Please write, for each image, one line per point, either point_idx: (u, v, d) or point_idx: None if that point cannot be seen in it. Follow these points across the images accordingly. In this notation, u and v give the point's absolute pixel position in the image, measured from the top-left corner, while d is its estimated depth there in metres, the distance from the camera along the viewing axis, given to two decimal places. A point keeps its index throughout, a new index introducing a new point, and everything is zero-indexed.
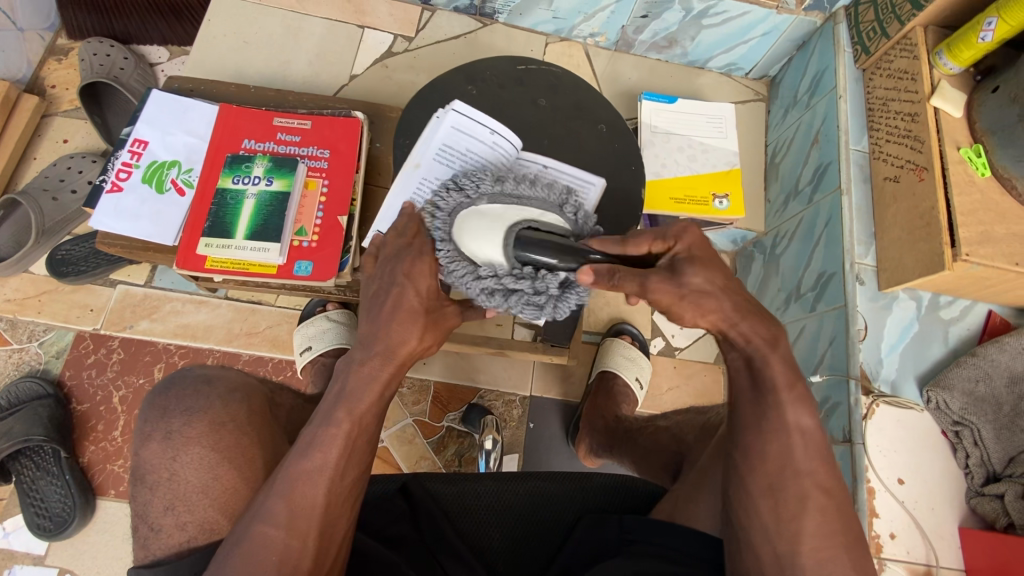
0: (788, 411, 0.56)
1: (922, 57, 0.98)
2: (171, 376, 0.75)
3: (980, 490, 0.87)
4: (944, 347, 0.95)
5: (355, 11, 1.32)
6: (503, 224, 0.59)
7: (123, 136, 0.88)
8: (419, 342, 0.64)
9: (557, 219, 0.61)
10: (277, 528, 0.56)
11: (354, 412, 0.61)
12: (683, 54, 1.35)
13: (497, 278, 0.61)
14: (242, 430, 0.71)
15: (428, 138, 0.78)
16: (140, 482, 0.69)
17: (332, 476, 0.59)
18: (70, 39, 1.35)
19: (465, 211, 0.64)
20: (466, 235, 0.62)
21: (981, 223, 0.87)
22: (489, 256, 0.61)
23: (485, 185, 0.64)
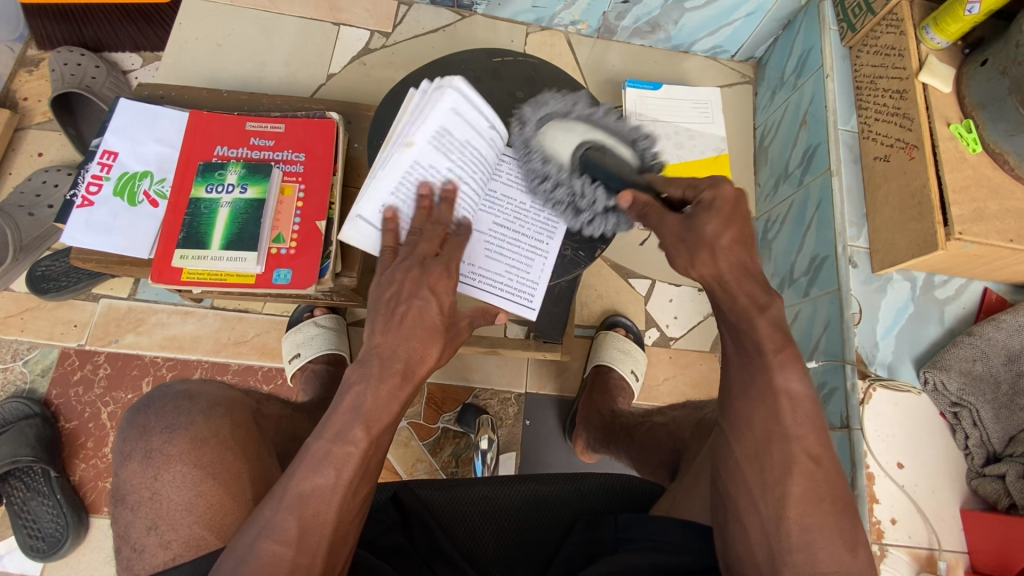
0: (776, 374, 0.54)
1: (909, 32, 0.95)
2: (153, 392, 0.74)
3: (980, 470, 0.85)
4: (940, 327, 0.93)
5: (329, 9, 1.29)
6: (582, 136, 0.72)
7: (92, 148, 0.85)
8: (436, 360, 0.63)
9: (625, 152, 0.71)
10: (284, 546, 0.52)
11: (373, 429, 0.57)
12: (667, 38, 1.32)
13: (551, 170, 0.72)
14: (225, 445, 0.69)
15: (426, 116, 0.70)
16: (122, 502, 0.67)
17: (345, 494, 0.56)
18: (41, 50, 1.32)
19: (555, 118, 0.74)
20: (546, 130, 0.74)
21: (974, 201, 0.85)
22: (556, 153, 0.72)
23: (583, 107, 0.75)
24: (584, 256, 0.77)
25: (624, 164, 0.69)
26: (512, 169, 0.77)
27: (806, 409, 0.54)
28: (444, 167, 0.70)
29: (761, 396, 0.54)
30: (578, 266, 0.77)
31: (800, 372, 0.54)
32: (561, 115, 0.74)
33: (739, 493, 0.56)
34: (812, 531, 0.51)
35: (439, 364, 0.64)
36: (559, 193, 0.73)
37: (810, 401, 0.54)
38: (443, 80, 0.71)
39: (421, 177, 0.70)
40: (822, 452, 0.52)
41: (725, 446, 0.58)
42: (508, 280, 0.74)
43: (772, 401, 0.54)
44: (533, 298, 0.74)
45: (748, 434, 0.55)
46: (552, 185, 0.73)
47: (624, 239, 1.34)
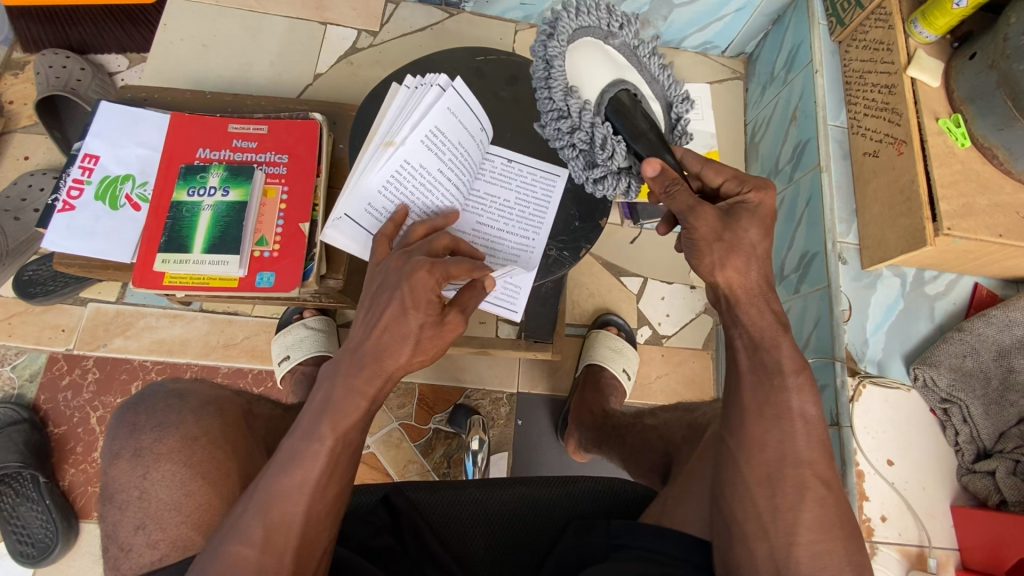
0: (794, 396, 0.55)
1: (897, 26, 0.94)
2: (141, 392, 0.71)
3: (971, 466, 0.85)
4: (930, 323, 0.93)
5: (315, 8, 1.28)
6: (616, 77, 0.61)
7: (73, 151, 0.84)
8: (412, 356, 0.59)
9: (656, 110, 0.64)
10: (250, 547, 0.53)
11: (338, 427, 0.57)
12: (657, 35, 1.31)
13: (579, 105, 0.60)
14: (213, 447, 0.66)
15: (418, 114, 0.67)
16: (110, 502, 0.64)
17: (312, 493, 0.55)
18: (26, 53, 1.31)
19: (591, 42, 0.61)
20: (578, 51, 0.61)
21: (963, 196, 0.85)
22: (582, 86, 0.61)
23: (629, 32, 0.62)
24: (567, 256, 0.77)
25: (651, 124, 0.60)
26: (497, 169, 0.76)
27: (818, 433, 0.55)
28: (433, 168, 0.68)
29: (776, 417, 0.55)
30: (562, 265, 0.76)
31: (815, 395, 0.55)
32: (598, 42, 0.61)
33: (734, 494, 0.56)
34: (821, 557, 0.53)
35: (419, 361, 0.61)
36: (581, 137, 0.60)
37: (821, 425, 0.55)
38: (436, 76, 0.69)
39: (410, 177, 0.68)
40: (832, 476, 0.54)
41: (729, 457, 0.57)
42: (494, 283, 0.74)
43: (787, 423, 0.55)
44: (516, 300, 0.74)
45: (759, 454, 0.55)
46: (570, 121, 0.61)
47: (616, 237, 1.33)
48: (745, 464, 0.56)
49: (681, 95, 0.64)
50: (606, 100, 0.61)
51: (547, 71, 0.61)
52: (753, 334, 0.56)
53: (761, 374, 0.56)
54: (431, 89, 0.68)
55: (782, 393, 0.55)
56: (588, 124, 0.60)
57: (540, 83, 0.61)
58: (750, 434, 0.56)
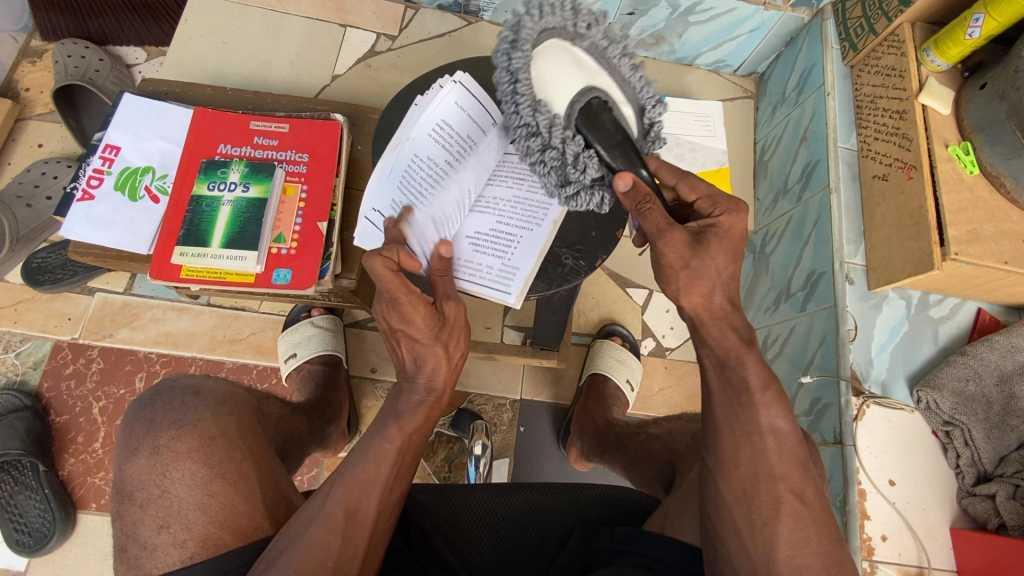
0: (762, 412, 0.55)
1: (910, 54, 0.97)
2: (156, 387, 0.67)
3: (971, 490, 0.86)
4: (934, 346, 0.94)
5: (336, 10, 1.29)
6: (585, 84, 0.54)
7: (95, 141, 0.85)
8: (449, 356, 0.63)
9: (628, 116, 0.57)
10: (332, 535, 0.55)
11: (406, 430, 0.61)
12: (671, 51, 1.34)
13: (548, 122, 0.53)
14: (234, 445, 0.63)
15: (425, 110, 0.67)
16: (128, 499, 0.61)
17: (383, 489, 0.58)
18: (44, 41, 1.32)
19: (558, 44, 0.52)
20: (543, 58, 0.52)
21: (970, 222, 0.86)
22: (552, 99, 0.53)
23: (597, 30, 0.53)
24: (584, 266, 0.75)
25: (624, 138, 0.55)
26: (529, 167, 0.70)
27: (790, 448, 0.55)
28: (441, 160, 0.67)
29: (748, 434, 0.55)
30: (578, 275, 0.75)
31: (786, 410, 0.56)
32: (566, 44, 0.53)
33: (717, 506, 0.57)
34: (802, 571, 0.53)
35: (456, 357, 0.64)
36: (553, 154, 0.56)
37: (794, 438, 0.56)
38: (444, 78, 0.69)
39: (419, 170, 0.67)
40: (805, 489, 0.54)
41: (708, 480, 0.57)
42: (485, 265, 0.67)
43: (758, 441, 0.55)
44: (512, 282, 0.66)
45: (734, 471, 0.55)
46: (540, 137, 0.55)
47: (623, 248, 1.34)
48: (724, 482, 0.56)
49: (654, 97, 0.57)
50: (578, 114, 0.54)
51: (512, 83, 0.53)
52: (719, 353, 0.58)
53: (729, 395, 0.56)
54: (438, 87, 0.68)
55: (750, 411, 0.56)
56: (560, 142, 0.55)
57: (506, 95, 0.54)
58: (723, 450, 0.56)
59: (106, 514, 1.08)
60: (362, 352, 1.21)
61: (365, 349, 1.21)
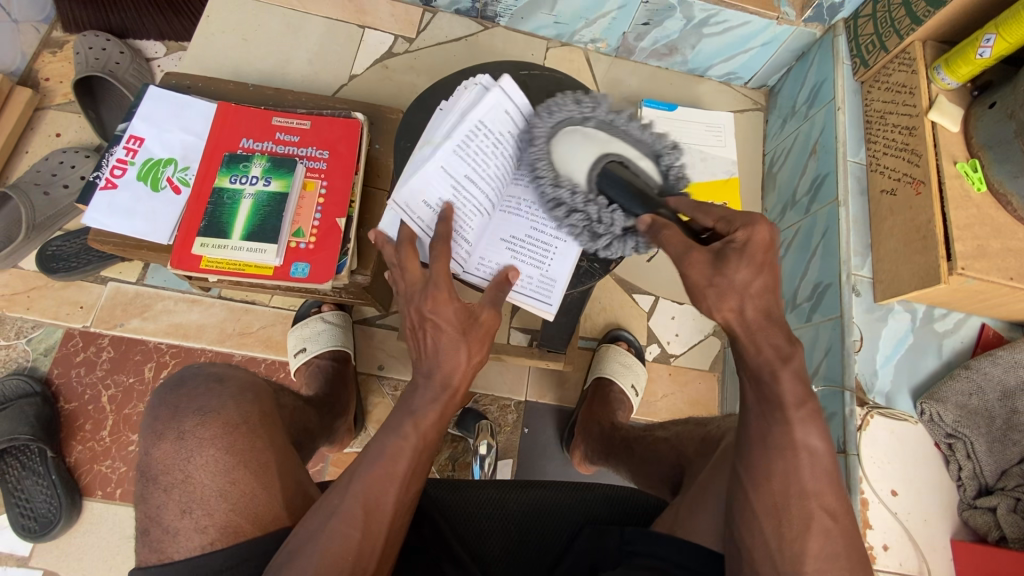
0: (798, 430, 0.54)
1: (921, 72, 0.99)
2: (180, 374, 0.68)
3: (972, 502, 0.87)
4: (938, 359, 0.95)
5: (355, 11, 1.31)
6: (597, 152, 0.61)
7: (119, 132, 0.87)
8: (468, 360, 0.64)
9: (647, 167, 0.63)
10: (353, 528, 0.56)
11: (421, 425, 0.62)
12: (684, 62, 1.35)
13: (570, 192, 0.62)
14: (255, 434, 0.64)
15: (462, 113, 0.66)
16: (151, 483, 0.62)
17: (401, 484, 0.60)
18: (65, 32, 1.33)
19: (569, 129, 0.63)
20: (558, 145, 0.63)
21: (977, 238, 0.88)
22: (570, 171, 0.63)
23: (602, 110, 0.63)
24: (598, 266, 0.75)
25: (643, 187, 0.60)
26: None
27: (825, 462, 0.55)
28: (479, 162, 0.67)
29: (782, 449, 0.55)
30: (592, 277, 0.75)
31: (821, 429, 0.55)
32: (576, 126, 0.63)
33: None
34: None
35: (475, 362, 0.65)
36: (578, 217, 0.63)
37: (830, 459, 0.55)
38: (478, 78, 0.68)
39: (455, 170, 0.67)
40: (839, 508, 0.54)
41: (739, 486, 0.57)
42: (525, 275, 0.71)
43: (792, 454, 0.55)
44: (550, 294, 0.71)
45: (767, 481, 0.55)
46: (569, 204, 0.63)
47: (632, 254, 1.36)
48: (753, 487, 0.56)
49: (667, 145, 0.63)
50: (596, 178, 0.62)
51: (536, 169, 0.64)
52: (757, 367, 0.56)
53: (765, 407, 0.56)
54: (473, 91, 0.67)
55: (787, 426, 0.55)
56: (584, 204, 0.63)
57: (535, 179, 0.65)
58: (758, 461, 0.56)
59: (111, 502, 1.08)
60: (370, 349, 1.22)
61: (373, 346, 1.22)
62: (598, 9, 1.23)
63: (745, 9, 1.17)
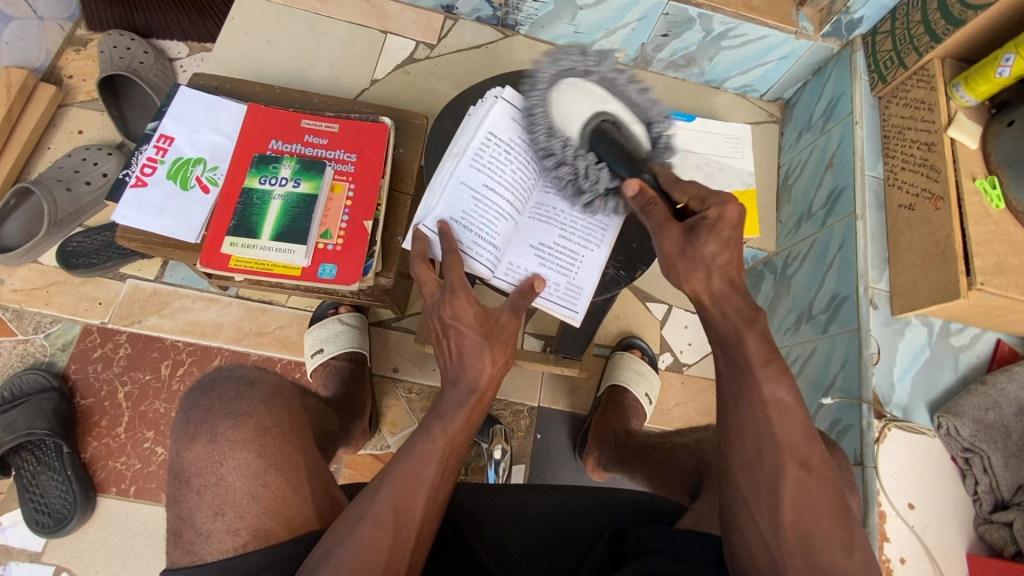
0: (764, 385, 0.56)
1: (940, 88, 1.00)
2: (214, 374, 0.69)
3: (988, 517, 0.88)
4: (954, 373, 0.96)
5: (378, 17, 1.32)
6: (595, 108, 0.66)
7: (149, 131, 0.88)
8: (493, 365, 0.65)
9: (637, 132, 0.68)
10: (384, 533, 0.56)
11: (448, 430, 0.62)
12: (701, 73, 1.37)
13: (561, 143, 0.67)
14: (285, 437, 0.65)
15: (473, 126, 0.72)
16: (185, 485, 0.62)
17: (430, 489, 0.60)
18: (90, 31, 1.35)
19: (568, 85, 0.67)
20: (562, 93, 0.67)
21: (996, 254, 0.88)
22: (569, 122, 0.66)
23: (606, 70, 0.68)
24: (624, 277, 0.77)
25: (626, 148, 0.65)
26: None
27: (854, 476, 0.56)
28: (497, 165, 0.71)
29: (811, 459, 0.55)
30: (618, 285, 0.77)
31: (783, 376, 0.57)
32: (577, 79, 0.68)
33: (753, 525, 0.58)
34: None
35: (500, 366, 0.66)
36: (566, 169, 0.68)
37: (798, 409, 0.56)
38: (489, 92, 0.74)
39: (477, 173, 0.70)
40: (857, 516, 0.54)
41: None
42: (553, 283, 0.72)
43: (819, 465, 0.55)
44: (578, 301, 0.72)
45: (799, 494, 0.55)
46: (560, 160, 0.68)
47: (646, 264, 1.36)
48: None
49: (659, 115, 0.69)
50: (588, 134, 0.66)
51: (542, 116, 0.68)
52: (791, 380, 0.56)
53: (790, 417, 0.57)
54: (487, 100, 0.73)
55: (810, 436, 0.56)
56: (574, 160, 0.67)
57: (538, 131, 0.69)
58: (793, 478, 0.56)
59: (125, 498, 1.08)
60: (385, 351, 1.22)
61: (388, 348, 1.23)
62: (619, 19, 1.24)
63: (764, 23, 1.18)
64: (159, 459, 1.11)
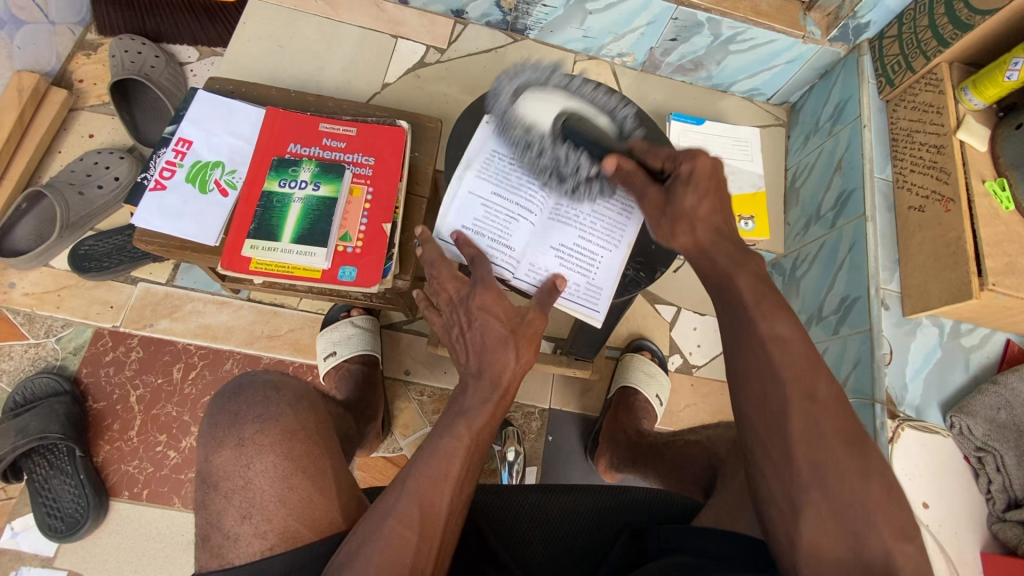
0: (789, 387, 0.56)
1: (948, 92, 1.01)
2: (240, 379, 0.69)
3: (1001, 515, 0.88)
4: (965, 374, 0.97)
5: (388, 21, 1.33)
6: (560, 103, 0.73)
7: (168, 135, 0.88)
8: (517, 361, 0.65)
9: (603, 121, 0.74)
10: (409, 530, 0.56)
11: (473, 427, 0.62)
12: (708, 77, 1.38)
13: (540, 137, 0.73)
14: (311, 441, 0.65)
15: (478, 143, 0.77)
16: (212, 489, 0.62)
17: (454, 486, 0.60)
18: (100, 35, 1.35)
19: (533, 89, 0.75)
20: (526, 97, 0.74)
21: (1006, 255, 0.90)
22: (540, 119, 0.73)
23: (561, 77, 0.77)
24: (644, 277, 0.76)
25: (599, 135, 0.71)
26: None
27: None
28: (505, 178, 0.75)
29: None
30: (638, 286, 0.76)
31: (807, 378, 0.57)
32: (537, 86, 0.75)
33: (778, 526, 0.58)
34: None
35: (524, 363, 0.66)
36: (554, 159, 0.72)
37: (806, 420, 0.54)
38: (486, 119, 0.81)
39: (487, 184, 0.74)
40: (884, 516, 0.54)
41: None
42: (574, 283, 0.72)
43: None
44: (599, 300, 0.72)
45: None
46: (539, 146, 0.73)
47: None
48: None
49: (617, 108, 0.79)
50: (561, 125, 0.72)
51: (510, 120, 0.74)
52: (816, 380, 0.56)
53: None
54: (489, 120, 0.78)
55: None
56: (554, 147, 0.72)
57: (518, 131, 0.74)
58: None
59: (137, 502, 1.08)
60: (396, 354, 1.22)
61: (399, 351, 1.23)
62: (628, 24, 1.25)
63: (772, 28, 1.20)
64: (172, 462, 1.10)
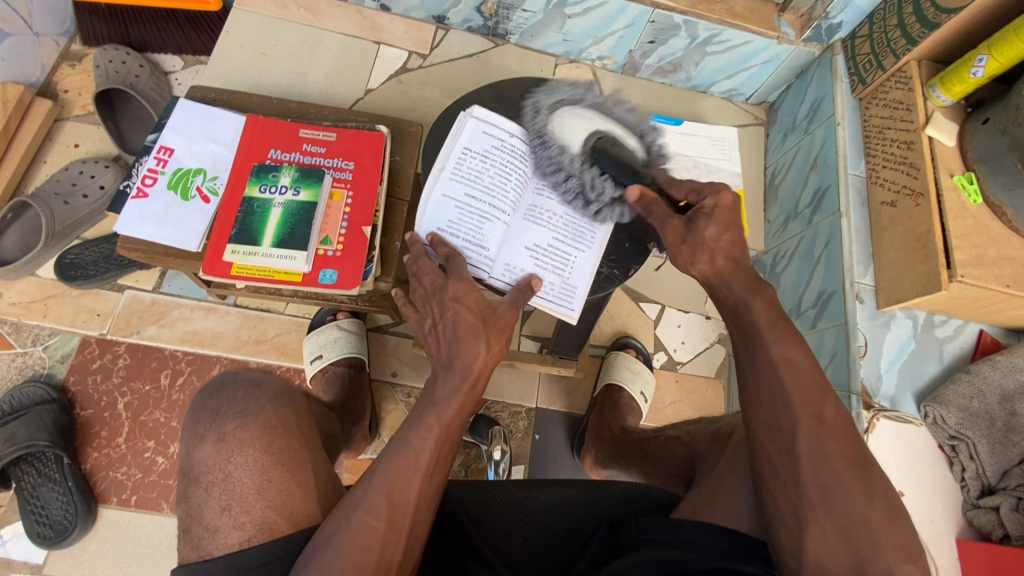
0: None
1: (917, 89, 1.03)
2: (220, 379, 0.71)
3: (976, 502, 0.90)
4: (939, 364, 0.99)
5: (370, 28, 1.35)
6: (589, 127, 0.79)
7: (149, 143, 0.89)
8: (487, 353, 0.67)
9: (632, 143, 0.80)
10: (377, 521, 0.58)
11: (443, 418, 0.64)
12: (687, 79, 1.40)
13: (570, 159, 0.77)
14: (291, 436, 0.66)
15: (451, 142, 0.77)
16: (194, 483, 0.64)
17: (423, 476, 0.61)
18: (84, 46, 1.37)
19: (563, 114, 0.79)
20: (560, 120, 0.79)
21: (975, 247, 0.92)
22: (569, 138, 0.78)
23: (594, 97, 0.82)
24: (618, 273, 0.78)
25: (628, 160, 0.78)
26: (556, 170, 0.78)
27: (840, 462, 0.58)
28: (477, 179, 0.76)
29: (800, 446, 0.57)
30: (612, 283, 0.77)
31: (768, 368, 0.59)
32: (567, 109, 0.80)
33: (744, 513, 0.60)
34: None
35: (494, 355, 0.68)
36: (577, 182, 0.76)
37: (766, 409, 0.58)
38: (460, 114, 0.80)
39: (461, 184, 0.75)
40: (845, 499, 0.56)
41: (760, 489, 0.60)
42: (548, 282, 0.74)
43: (807, 451, 0.57)
44: (573, 299, 0.74)
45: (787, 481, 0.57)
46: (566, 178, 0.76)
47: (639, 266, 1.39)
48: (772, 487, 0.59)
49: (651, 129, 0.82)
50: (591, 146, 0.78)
51: (540, 139, 0.78)
52: None
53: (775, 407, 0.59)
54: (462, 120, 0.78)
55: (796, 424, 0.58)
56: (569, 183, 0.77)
57: (540, 154, 0.78)
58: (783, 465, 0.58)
59: (126, 508, 1.09)
60: (383, 356, 1.24)
61: (386, 353, 1.24)
62: (607, 27, 1.28)
63: (747, 29, 1.22)
64: (160, 468, 1.11)
